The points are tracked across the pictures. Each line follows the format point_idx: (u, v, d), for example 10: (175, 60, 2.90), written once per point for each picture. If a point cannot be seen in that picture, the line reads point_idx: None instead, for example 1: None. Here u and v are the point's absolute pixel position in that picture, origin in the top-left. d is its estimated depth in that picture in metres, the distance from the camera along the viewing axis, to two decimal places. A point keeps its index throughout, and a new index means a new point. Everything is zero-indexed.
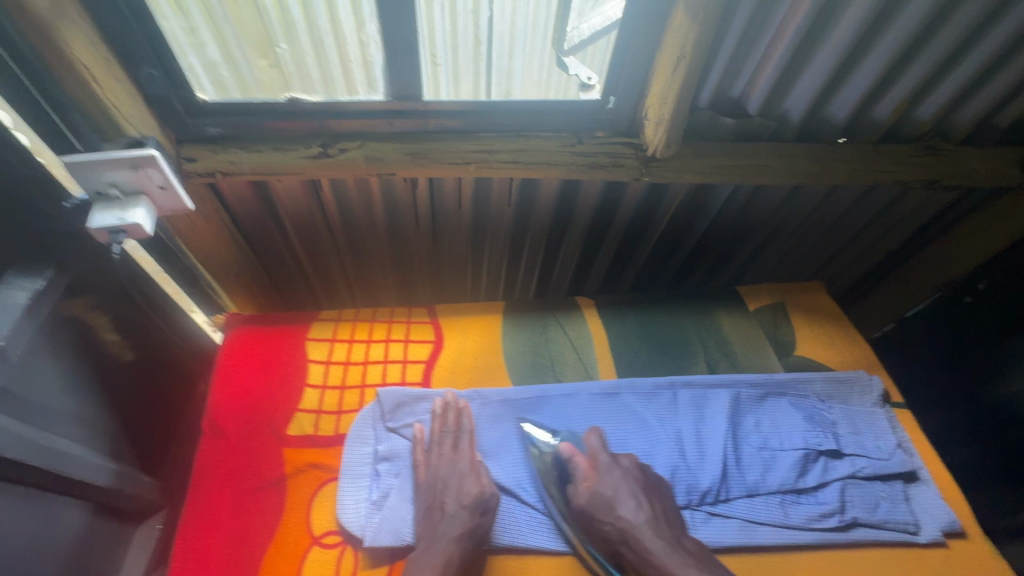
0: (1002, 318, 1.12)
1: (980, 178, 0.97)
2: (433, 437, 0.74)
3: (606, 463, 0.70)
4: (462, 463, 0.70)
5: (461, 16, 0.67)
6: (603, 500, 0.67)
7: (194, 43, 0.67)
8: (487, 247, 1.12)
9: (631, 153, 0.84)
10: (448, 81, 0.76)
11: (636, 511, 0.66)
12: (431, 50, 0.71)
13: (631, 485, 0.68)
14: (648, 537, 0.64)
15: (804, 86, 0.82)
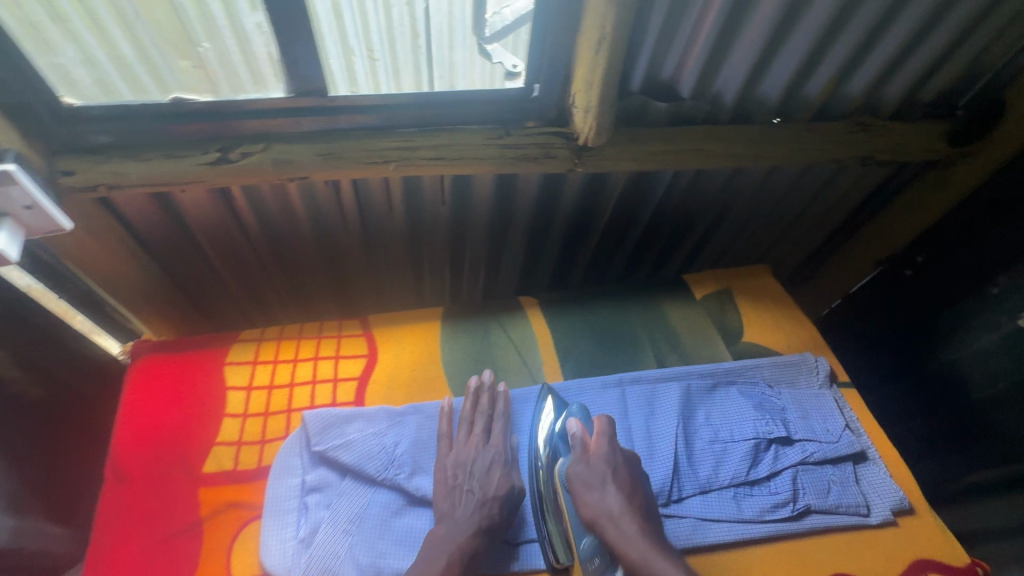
0: (939, 289, 1.15)
1: (909, 151, 0.98)
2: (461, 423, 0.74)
3: (605, 451, 0.69)
4: (493, 450, 0.71)
5: (395, 11, 0.66)
6: (592, 491, 0.66)
7: (104, 44, 0.61)
8: (426, 251, 1.06)
9: (562, 143, 0.80)
10: (389, 76, 0.73)
11: (621, 505, 0.65)
12: (366, 43, 0.69)
13: (621, 477, 0.67)
14: (631, 531, 0.63)
15: (734, 65, 0.80)
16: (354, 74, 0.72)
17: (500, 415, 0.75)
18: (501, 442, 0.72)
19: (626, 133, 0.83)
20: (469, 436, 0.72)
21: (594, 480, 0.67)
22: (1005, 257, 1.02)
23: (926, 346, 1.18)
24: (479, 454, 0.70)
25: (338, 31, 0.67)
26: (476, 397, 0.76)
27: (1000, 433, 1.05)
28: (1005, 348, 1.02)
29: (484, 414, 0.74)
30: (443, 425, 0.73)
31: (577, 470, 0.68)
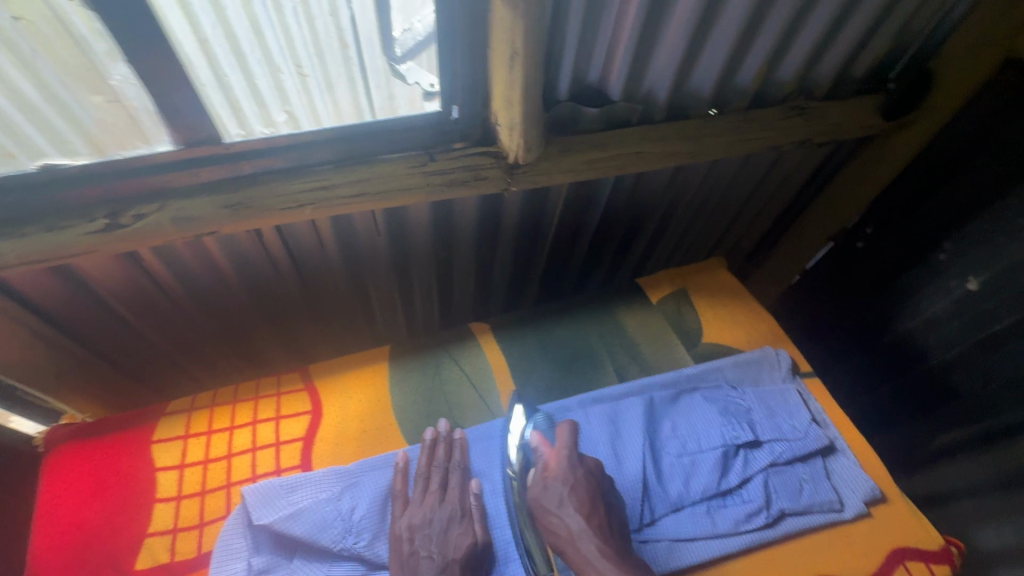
0: (890, 260, 1.16)
1: (847, 129, 0.96)
2: (421, 471, 0.72)
3: (563, 468, 0.68)
4: (449, 505, 0.69)
5: (319, 22, 0.60)
6: (553, 515, 0.65)
7: (2, 90, 0.54)
8: (371, 286, 1.00)
9: (491, 163, 0.75)
10: (323, 92, 0.66)
11: (580, 525, 0.63)
12: (294, 59, 0.62)
13: (580, 493, 0.66)
14: (590, 551, 0.62)
15: (661, 63, 0.77)
16: (286, 94, 0.65)
17: (457, 466, 0.73)
18: (459, 496, 0.70)
19: (559, 144, 0.80)
20: (424, 491, 0.70)
21: (554, 503, 0.66)
22: (951, 222, 1.02)
23: (883, 317, 1.20)
24: (435, 510, 0.68)
25: (262, 48, 0.59)
26: (431, 448, 0.74)
27: (961, 395, 1.07)
28: (957, 313, 1.04)
29: (440, 466, 0.73)
30: (399, 482, 0.71)
31: (539, 492, 0.68)
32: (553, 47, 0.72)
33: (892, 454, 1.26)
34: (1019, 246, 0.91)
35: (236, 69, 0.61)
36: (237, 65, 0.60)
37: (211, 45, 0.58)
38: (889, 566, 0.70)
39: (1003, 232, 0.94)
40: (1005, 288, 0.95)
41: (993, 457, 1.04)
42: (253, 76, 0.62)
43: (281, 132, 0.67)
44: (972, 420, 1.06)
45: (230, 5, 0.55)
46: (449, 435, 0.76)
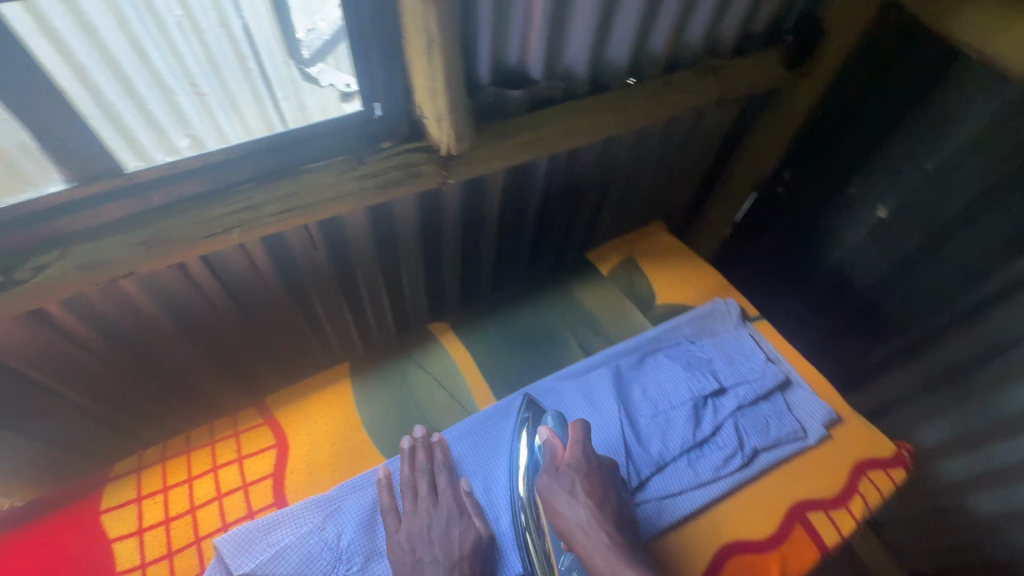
0: (809, 200, 1.25)
1: (756, 83, 1.02)
2: (407, 479, 0.71)
3: (576, 457, 0.68)
4: (444, 505, 0.68)
5: (209, 35, 0.56)
6: (563, 504, 0.66)
7: None
8: (316, 303, 0.96)
9: (424, 157, 0.73)
10: (226, 112, 0.62)
11: (591, 518, 0.64)
12: (186, 76, 0.58)
13: (592, 483, 0.66)
14: (601, 545, 0.62)
15: (576, 38, 0.77)
16: (184, 116, 0.60)
17: (443, 467, 0.72)
18: (452, 495, 0.70)
19: (490, 130, 0.78)
20: (416, 497, 0.69)
21: (566, 491, 0.66)
22: (857, 159, 1.12)
23: (811, 252, 1.30)
24: (432, 514, 0.67)
25: (149, 70, 0.55)
26: (411, 456, 0.73)
27: (887, 313, 1.18)
28: (875, 240, 1.14)
29: (428, 470, 0.71)
30: (387, 495, 0.70)
31: (551, 480, 0.68)
32: (467, 32, 0.70)
33: (838, 375, 1.37)
34: (918, 171, 1.02)
35: (125, 95, 0.56)
36: (124, 91, 0.55)
37: (88, 72, 0.52)
38: (855, 478, 0.76)
39: (903, 159, 1.03)
40: (911, 209, 1.05)
41: (922, 363, 1.15)
42: (145, 101, 0.57)
43: (185, 156, 0.61)
44: (899, 334, 1.17)
45: (103, 26, 0.50)
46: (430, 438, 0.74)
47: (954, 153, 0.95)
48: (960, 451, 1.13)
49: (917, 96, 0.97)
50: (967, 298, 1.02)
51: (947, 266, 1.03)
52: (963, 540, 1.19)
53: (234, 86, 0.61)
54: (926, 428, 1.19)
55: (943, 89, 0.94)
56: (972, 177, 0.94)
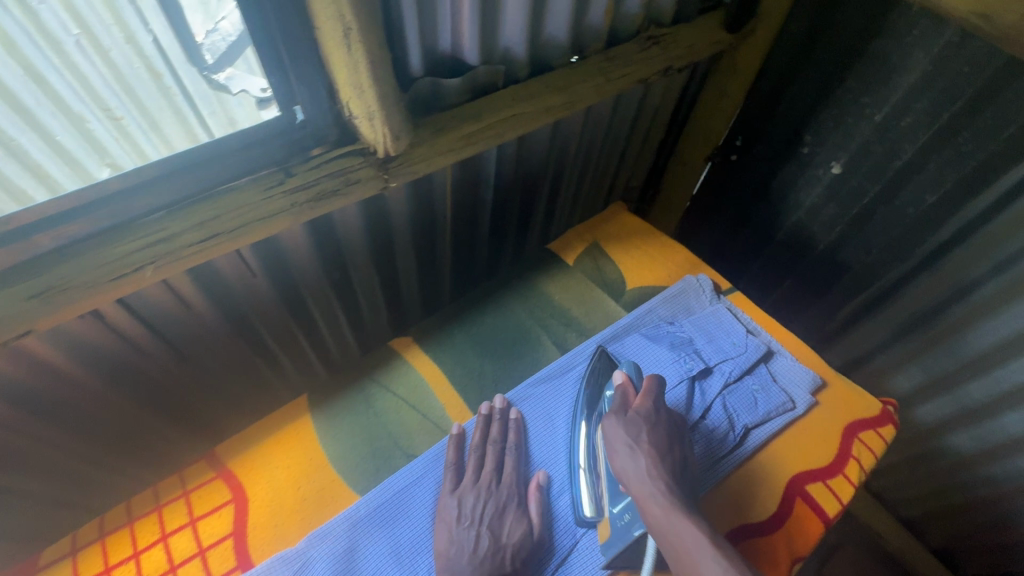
0: (762, 164, 1.25)
1: (700, 49, 0.99)
2: (479, 449, 0.71)
3: (648, 407, 0.67)
4: (506, 486, 0.68)
5: (115, 53, 0.49)
6: (627, 446, 0.64)
7: None
8: (264, 333, 0.88)
9: (359, 162, 0.66)
10: (148, 134, 0.55)
11: (652, 465, 0.61)
12: (96, 101, 0.51)
13: (659, 435, 0.64)
14: (660, 488, 0.59)
15: (510, 15, 0.71)
16: (100, 143, 0.53)
17: (513, 447, 0.72)
18: (515, 476, 0.70)
19: (429, 124, 0.72)
20: (477, 477, 0.69)
21: (633, 435, 0.64)
22: (804, 119, 1.11)
23: (769, 215, 1.30)
24: (493, 493, 0.68)
25: (50, 97, 0.48)
26: (489, 423, 0.74)
27: (850, 268, 1.19)
28: (831, 197, 1.14)
29: (498, 447, 0.72)
30: (450, 478, 0.69)
31: (618, 423, 0.66)
32: (390, 18, 0.64)
33: (808, 334, 1.38)
34: (867, 123, 1.01)
35: (27, 128, 0.49)
36: (26, 124, 0.48)
37: None
38: (848, 443, 0.75)
39: (851, 113, 1.03)
40: (864, 162, 1.05)
41: (888, 313, 1.16)
42: (52, 132, 0.50)
43: (101, 181, 0.54)
44: (864, 287, 1.18)
45: None
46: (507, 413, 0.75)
47: (901, 101, 0.95)
48: (934, 395, 1.16)
49: (858, 49, 0.96)
50: (926, 245, 1.03)
51: (904, 214, 1.04)
52: (944, 478, 1.22)
53: (155, 108, 0.54)
54: (899, 377, 1.21)
55: (883, 39, 0.93)
56: (920, 123, 0.94)
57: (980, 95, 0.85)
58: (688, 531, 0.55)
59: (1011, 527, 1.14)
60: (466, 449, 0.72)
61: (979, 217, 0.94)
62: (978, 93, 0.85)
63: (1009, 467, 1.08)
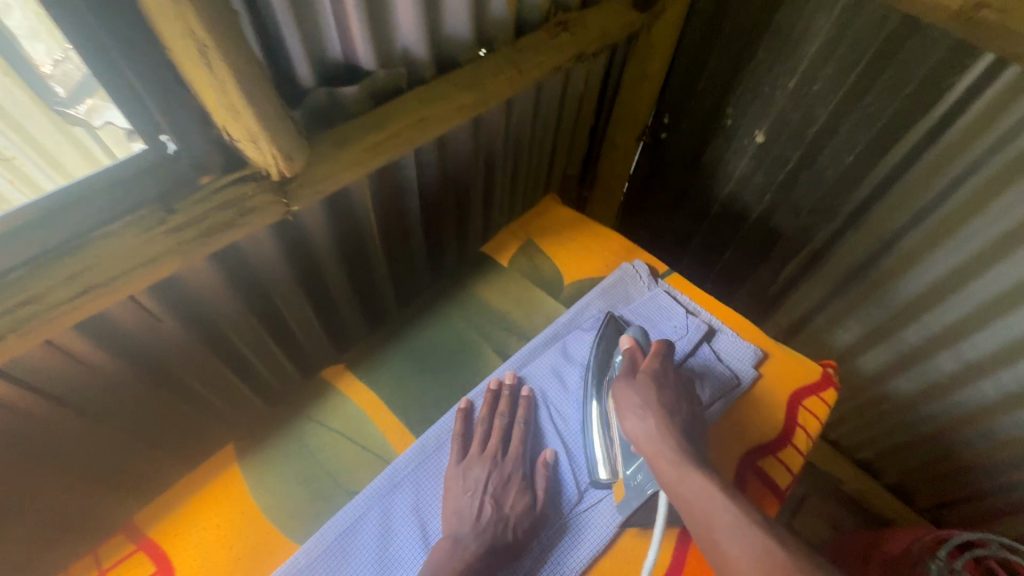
0: (690, 140, 1.25)
1: (612, 32, 0.97)
2: (484, 424, 0.74)
3: (656, 367, 0.72)
4: (511, 459, 0.72)
5: None
6: (636, 410, 0.68)
7: None
8: (189, 379, 0.81)
9: (252, 189, 0.60)
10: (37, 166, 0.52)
11: (661, 426, 0.65)
12: None
13: (666, 395, 0.69)
14: (669, 449, 0.63)
15: (401, 14, 0.67)
16: None
17: (521, 420, 0.75)
18: (518, 451, 0.73)
19: (330, 138, 0.67)
20: (483, 449, 0.73)
21: (642, 400, 0.68)
22: (723, 92, 1.12)
23: (703, 189, 1.31)
24: (498, 465, 0.71)
25: None
26: (495, 400, 0.76)
27: (783, 233, 1.21)
28: (758, 165, 1.16)
29: (506, 419, 0.75)
30: (456, 451, 0.72)
31: (628, 387, 0.71)
32: (264, 26, 0.58)
33: (754, 301, 1.41)
34: (782, 90, 1.02)
35: None
36: None
37: None
38: (791, 414, 0.77)
39: (766, 84, 1.04)
40: (783, 130, 1.07)
41: (823, 273, 1.19)
42: None
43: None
44: (799, 250, 1.21)
45: None
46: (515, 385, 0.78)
47: (810, 67, 0.96)
48: (873, 345, 1.20)
49: (765, 18, 0.97)
50: (849, 203, 1.06)
51: (825, 175, 1.06)
52: (892, 422, 1.28)
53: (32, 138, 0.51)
54: (840, 331, 1.25)
55: (787, 7, 0.93)
56: (830, 86, 0.95)
57: (880, 54, 0.87)
58: (703, 487, 0.58)
59: (956, 459, 1.20)
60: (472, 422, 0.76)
61: (893, 172, 0.96)
62: (879, 53, 0.87)
63: (947, 404, 1.13)
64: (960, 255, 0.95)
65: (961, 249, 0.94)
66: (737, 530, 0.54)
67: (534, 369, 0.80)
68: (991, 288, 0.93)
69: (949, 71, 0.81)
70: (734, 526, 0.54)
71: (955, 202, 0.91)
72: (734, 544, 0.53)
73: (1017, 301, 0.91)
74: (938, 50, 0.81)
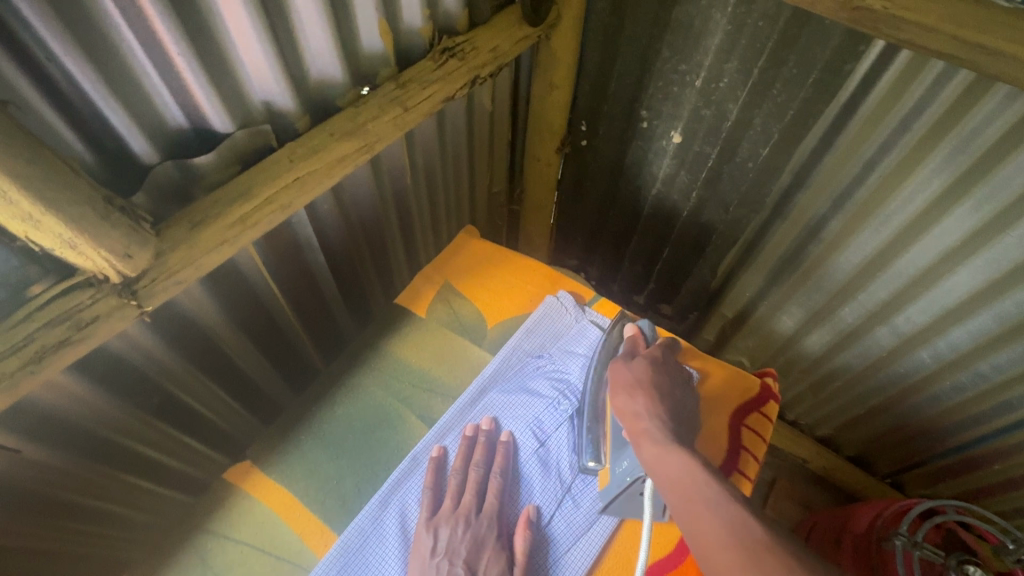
0: (609, 146, 1.22)
1: (506, 51, 0.88)
2: (460, 477, 0.71)
3: (656, 355, 0.71)
4: (487, 515, 0.69)
5: None
6: (630, 377, 0.68)
7: None
8: (74, 497, 0.72)
9: (88, 297, 0.53)
10: None
11: (648, 407, 0.64)
12: None
13: (660, 378, 0.68)
14: (653, 424, 0.62)
15: (249, 63, 0.59)
16: None
17: (499, 470, 0.71)
18: (494, 507, 0.69)
19: (180, 221, 0.58)
20: (457, 505, 0.69)
21: (636, 372, 0.68)
22: (635, 95, 1.08)
23: (630, 193, 1.29)
24: (473, 524, 0.68)
25: None
26: (469, 451, 0.73)
27: (715, 228, 1.19)
28: (680, 164, 1.14)
29: (482, 470, 0.71)
30: (426, 508, 0.69)
31: (625, 364, 0.70)
32: (71, 108, 0.50)
33: (698, 298, 1.39)
34: (690, 89, 1.00)
35: None
36: None
37: None
38: (735, 439, 0.75)
39: (675, 82, 1.01)
40: (699, 126, 1.04)
41: (759, 262, 1.18)
42: None
43: None
44: (732, 243, 1.19)
45: None
46: (483, 430, 0.74)
47: (715, 63, 0.93)
48: (815, 327, 1.19)
49: (661, 18, 0.93)
50: (773, 193, 1.04)
51: (746, 170, 1.04)
52: (843, 399, 1.29)
53: None
54: (783, 317, 1.24)
55: (681, 5, 0.90)
56: (736, 82, 0.93)
57: (780, 44, 0.85)
58: (687, 464, 0.57)
59: (906, 428, 1.22)
60: (446, 475, 0.72)
61: (809, 160, 0.95)
62: (779, 43, 0.84)
63: (890, 376, 1.14)
64: (884, 233, 0.94)
65: (884, 228, 0.94)
66: (717, 505, 0.53)
67: (512, 411, 0.76)
68: (917, 262, 0.93)
69: (847, 57, 0.80)
70: (712, 500, 0.54)
71: (871, 184, 0.91)
72: (711, 515, 0.52)
73: (942, 271, 0.91)
74: (834, 37, 0.79)
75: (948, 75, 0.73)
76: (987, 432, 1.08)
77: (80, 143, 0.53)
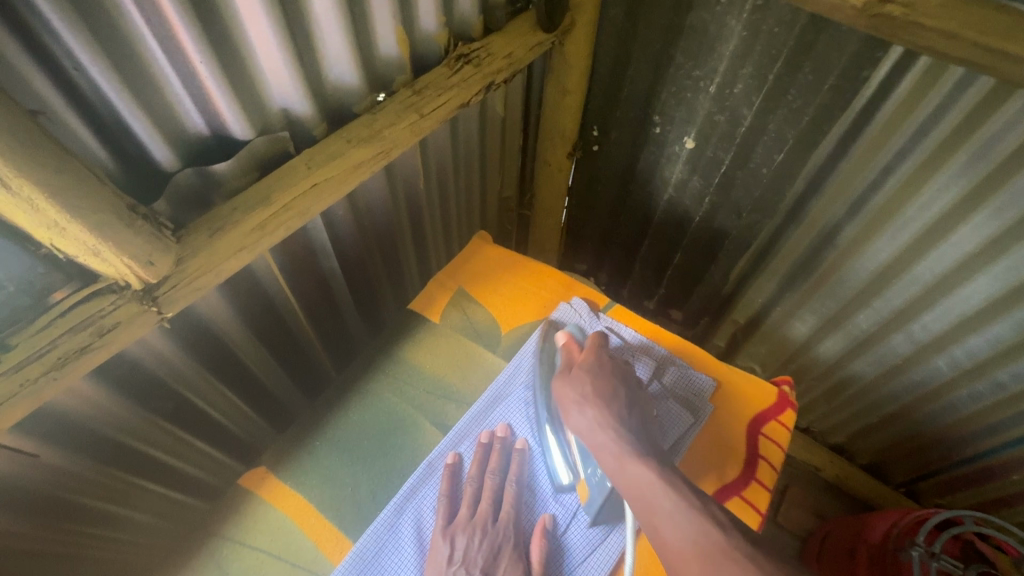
0: (620, 151, 1.22)
1: (520, 58, 0.87)
2: (475, 484, 0.71)
3: (590, 361, 0.71)
4: (503, 522, 0.69)
5: None
6: (573, 396, 0.68)
7: None
8: (90, 501, 0.72)
9: (110, 302, 0.54)
10: None
11: (599, 418, 0.65)
12: None
13: (602, 384, 0.68)
14: (609, 438, 0.63)
15: (268, 70, 0.59)
16: None
17: (514, 478, 0.71)
18: (510, 515, 0.69)
19: (200, 227, 0.59)
20: (473, 513, 0.69)
21: (577, 386, 0.69)
22: (648, 100, 1.08)
23: (641, 199, 1.28)
24: (489, 532, 0.68)
25: None
26: (485, 458, 0.73)
27: (727, 233, 1.18)
28: (693, 170, 1.13)
29: (497, 478, 0.71)
30: (442, 515, 0.69)
31: (564, 382, 0.70)
32: (95, 115, 0.51)
33: (710, 303, 1.38)
34: (704, 94, 0.99)
35: None
36: None
37: None
38: (753, 448, 0.74)
39: (688, 88, 1.01)
40: (713, 132, 1.04)
41: (772, 268, 1.17)
42: None
43: None
44: (744, 248, 1.18)
45: None
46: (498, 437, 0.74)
47: (729, 68, 0.93)
48: (828, 334, 1.18)
49: (675, 24, 0.93)
50: (786, 200, 1.04)
51: (760, 175, 1.04)
52: (857, 407, 1.27)
53: None
54: (796, 323, 1.23)
55: (696, 11, 0.89)
56: (751, 87, 0.93)
57: (796, 50, 0.84)
58: (642, 475, 0.59)
59: (922, 436, 1.20)
60: (462, 481, 0.72)
61: (824, 166, 0.94)
62: (795, 49, 0.84)
63: (905, 384, 1.13)
64: (900, 239, 0.93)
65: (899, 235, 0.93)
66: (676, 516, 0.55)
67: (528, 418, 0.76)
68: (934, 269, 0.92)
69: (864, 63, 0.79)
70: (673, 510, 0.55)
71: (887, 190, 0.90)
72: (672, 530, 0.54)
73: (960, 278, 0.90)
74: (852, 42, 0.78)
75: (969, 81, 0.72)
76: (1005, 442, 1.07)
77: (104, 151, 0.53)
